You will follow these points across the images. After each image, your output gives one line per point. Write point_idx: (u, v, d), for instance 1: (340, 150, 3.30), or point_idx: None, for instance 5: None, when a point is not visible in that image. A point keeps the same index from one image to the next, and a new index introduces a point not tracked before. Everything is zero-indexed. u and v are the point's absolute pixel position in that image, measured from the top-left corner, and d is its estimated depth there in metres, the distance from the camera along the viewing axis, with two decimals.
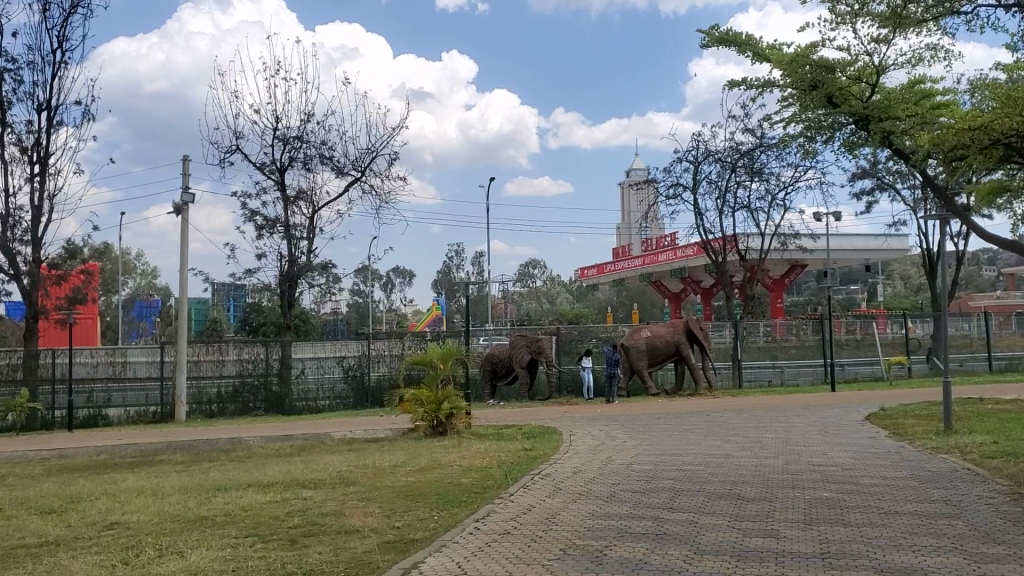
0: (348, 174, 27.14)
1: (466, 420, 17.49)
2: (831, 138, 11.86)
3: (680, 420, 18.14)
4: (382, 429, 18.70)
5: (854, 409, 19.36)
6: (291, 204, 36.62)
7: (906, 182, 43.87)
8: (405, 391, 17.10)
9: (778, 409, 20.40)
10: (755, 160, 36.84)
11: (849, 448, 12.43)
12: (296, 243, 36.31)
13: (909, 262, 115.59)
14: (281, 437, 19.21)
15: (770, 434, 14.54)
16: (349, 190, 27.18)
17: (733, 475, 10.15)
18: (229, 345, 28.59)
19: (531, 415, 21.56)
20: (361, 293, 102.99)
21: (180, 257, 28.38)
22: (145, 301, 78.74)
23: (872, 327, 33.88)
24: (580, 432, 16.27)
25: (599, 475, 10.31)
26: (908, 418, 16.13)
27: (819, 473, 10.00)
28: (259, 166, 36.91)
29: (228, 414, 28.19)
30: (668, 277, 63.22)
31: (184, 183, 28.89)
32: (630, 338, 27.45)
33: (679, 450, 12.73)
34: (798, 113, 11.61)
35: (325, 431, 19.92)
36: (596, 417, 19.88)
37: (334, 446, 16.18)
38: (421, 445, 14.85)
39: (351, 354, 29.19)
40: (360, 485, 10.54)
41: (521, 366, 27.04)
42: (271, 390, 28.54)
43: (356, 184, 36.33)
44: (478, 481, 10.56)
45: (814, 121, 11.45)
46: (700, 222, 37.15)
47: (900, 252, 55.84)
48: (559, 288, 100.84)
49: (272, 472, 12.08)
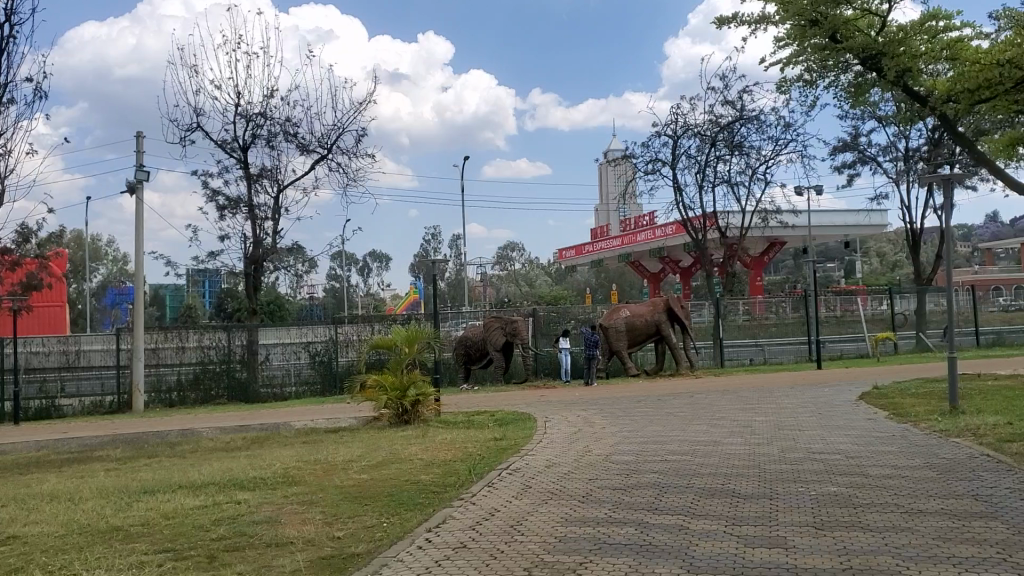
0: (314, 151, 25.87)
1: (434, 408, 16.30)
2: (836, 80, 10.82)
3: (663, 403, 17.02)
4: (346, 418, 17.45)
5: (846, 388, 18.34)
6: (254, 183, 35.21)
7: (887, 156, 43.00)
8: (367, 378, 15.81)
9: (765, 389, 19.35)
10: (735, 134, 35.71)
11: (850, 433, 11.33)
12: (261, 223, 34.95)
13: (886, 239, 115.43)
14: (237, 427, 17.91)
15: (762, 417, 13.44)
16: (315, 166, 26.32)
17: (725, 466, 9.02)
18: (189, 330, 27.21)
19: (506, 400, 20.38)
20: (337, 277, 101.36)
21: (136, 239, 26.95)
22: (115, 288, 76.61)
23: (854, 304, 33.05)
24: (557, 418, 15.10)
25: (575, 468, 9.14)
26: (905, 398, 15.09)
27: (822, 463, 8.89)
28: (220, 144, 35.45)
29: (189, 403, 26.85)
30: (647, 257, 62.24)
31: (137, 161, 27.36)
32: (608, 319, 26.31)
33: (663, 437, 11.58)
34: (799, 54, 10.54)
35: (285, 420, 18.63)
36: (574, 402, 18.74)
37: (290, 437, 14.93)
38: (383, 436, 13.61)
39: (318, 340, 27.92)
40: (304, 486, 9.30)
41: (495, 349, 25.84)
42: (234, 377, 27.23)
43: (322, 162, 35.02)
44: (438, 478, 9.35)
45: (815, 62, 10.38)
46: (680, 197, 36.03)
47: (881, 228, 55.06)
48: (538, 270, 99.67)
49: (211, 470, 10.82)
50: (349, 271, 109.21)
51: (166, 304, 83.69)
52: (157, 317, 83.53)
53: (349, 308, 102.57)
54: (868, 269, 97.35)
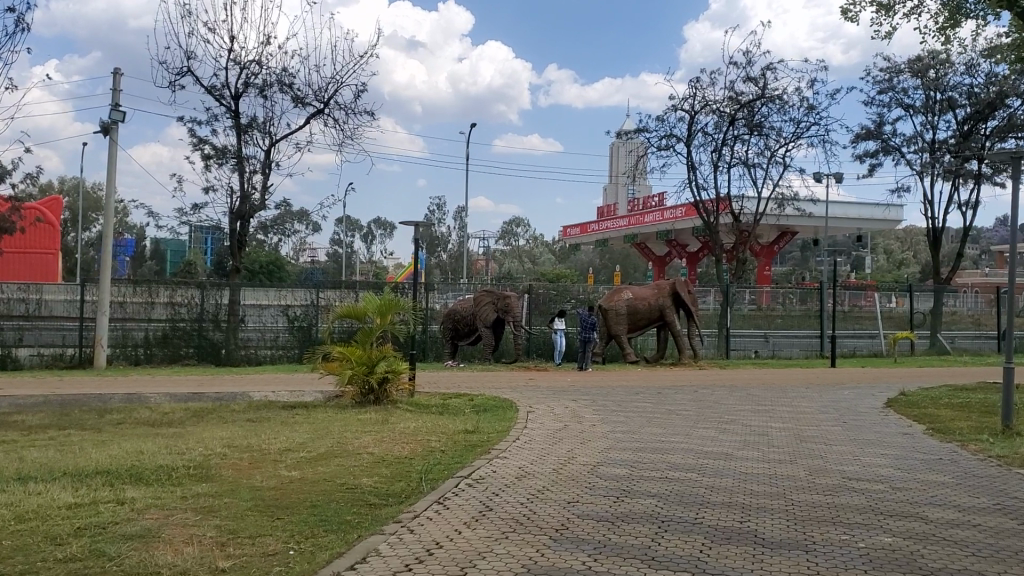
0: (308, 104, 23.77)
1: (407, 389, 14.38)
2: None
3: (664, 397, 15.10)
4: (309, 392, 15.56)
5: (868, 392, 16.41)
6: (244, 134, 33.25)
7: (911, 147, 40.97)
8: (332, 349, 13.89)
9: (777, 387, 17.50)
10: (755, 113, 33.66)
11: (886, 451, 9.42)
12: (249, 176, 32.99)
13: (895, 236, 113.33)
14: (189, 396, 16.06)
15: (778, 425, 11.51)
16: (310, 121, 24.42)
17: (740, 493, 7.12)
18: (160, 285, 25.36)
19: (492, 382, 18.53)
20: (338, 242, 99.48)
21: (108, 182, 25.02)
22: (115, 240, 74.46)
23: (858, 300, 31.09)
24: (541, 409, 13.17)
25: (551, 484, 7.28)
26: (940, 409, 13.18)
27: (865, 497, 7.03)
28: (210, 91, 33.50)
29: (156, 362, 25.02)
30: (653, 239, 60.24)
31: (113, 100, 25.37)
32: (608, 300, 24.44)
33: (663, 443, 9.68)
34: None
35: (243, 390, 16.77)
36: (565, 389, 16.85)
37: (237, 413, 13.08)
38: (338, 418, 11.77)
39: (297, 304, 26.02)
40: (213, 486, 7.44)
41: (485, 325, 24.01)
42: (206, 338, 25.40)
43: (318, 117, 33.11)
44: (382, 484, 7.48)
45: None
46: (693, 176, 34.02)
47: (898, 223, 52.96)
48: (542, 247, 97.77)
49: (118, 451, 8.99)
50: (353, 237, 107.17)
51: (166, 259, 81.60)
52: (154, 270, 81.90)
53: (348, 273, 100.75)
54: (874, 266, 95.40)
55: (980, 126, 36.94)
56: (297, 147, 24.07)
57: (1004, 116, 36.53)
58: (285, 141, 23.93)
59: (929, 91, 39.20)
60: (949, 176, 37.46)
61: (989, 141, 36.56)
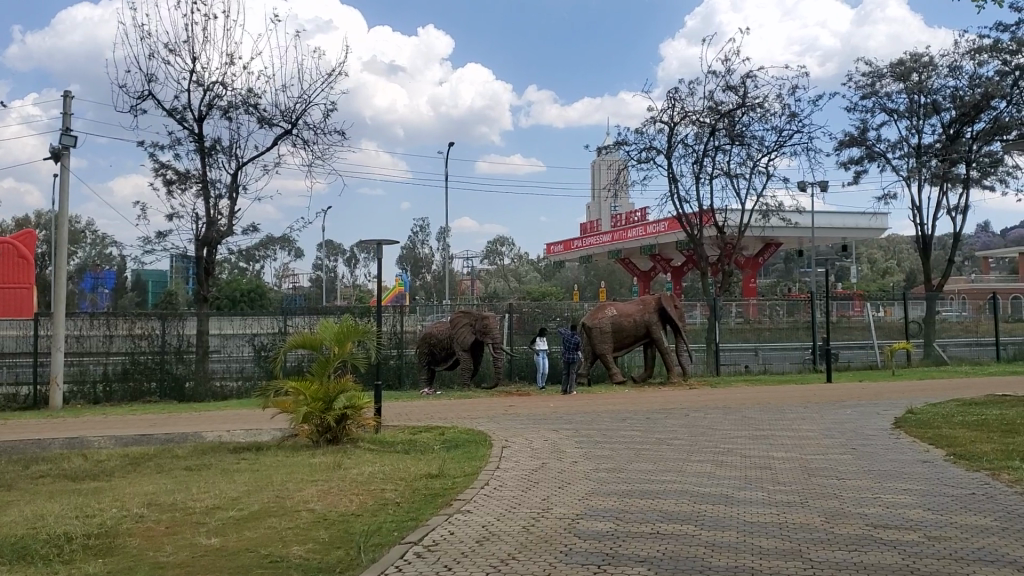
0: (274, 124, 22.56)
1: (371, 426, 13.11)
2: None
3: (652, 423, 13.82)
4: (267, 432, 14.26)
5: (873, 410, 15.21)
6: (208, 157, 31.99)
7: (897, 151, 40.09)
8: (284, 384, 12.58)
9: (773, 407, 16.30)
10: (736, 122, 32.61)
11: (909, 487, 8.16)
12: (215, 201, 31.73)
13: (878, 244, 112.86)
14: (137, 439, 14.71)
15: (781, 455, 10.25)
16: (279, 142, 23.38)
17: (747, 553, 5.85)
18: (118, 317, 23.93)
19: (469, 411, 17.24)
20: (320, 267, 98.07)
21: (61, 210, 23.63)
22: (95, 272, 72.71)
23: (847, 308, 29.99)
24: (517, 443, 11.88)
25: (519, 550, 6.00)
26: (956, 429, 12.01)
27: (902, 555, 5.76)
28: (172, 113, 32.28)
29: (116, 399, 23.51)
30: (638, 254, 59.23)
31: (63, 124, 24.02)
32: (592, 318, 23.27)
33: (652, 484, 8.42)
34: None
35: (196, 430, 15.43)
36: (546, 416, 15.55)
37: (180, 459, 11.74)
38: (287, 465, 10.49)
39: (264, 332, 24.65)
40: (110, 564, 6.12)
41: (462, 349, 22.75)
42: (168, 372, 23.97)
43: (285, 138, 31.92)
44: (316, 556, 6.19)
45: None
46: (675, 189, 32.92)
47: (884, 230, 52.06)
48: (528, 267, 96.82)
49: (12, 518, 7.65)
50: (335, 261, 105.88)
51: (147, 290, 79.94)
52: (136, 303, 80.23)
53: (331, 298, 99.35)
54: (859, 275, 94.78)
55: (966, 129, 36.01)
56: (264, 169, 22.49)
57: (990, 119, 35.62)
58: (252, 163, 22.95)
59: (914, 95, 38.36)
60: (936, 181, 36.49)
61: (975, 144, 35.65)
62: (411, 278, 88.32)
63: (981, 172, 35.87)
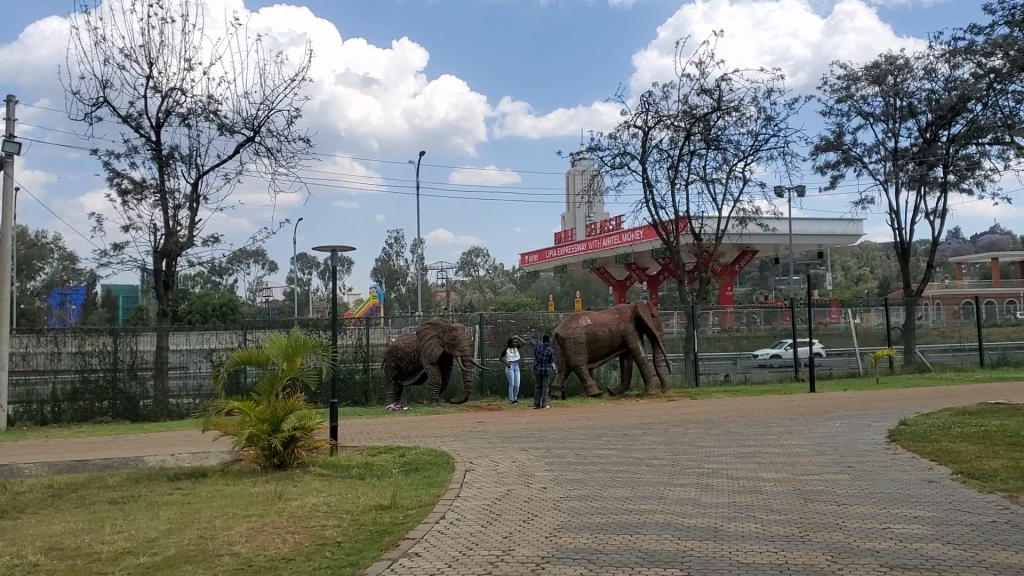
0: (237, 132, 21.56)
1: (323, 449, 12.04)
2: None
3: (629, 440, 12.86)
4: (213, 456, 13.15)
5: (861, 421, 14.34)
6: (166, 166, 30.80)
7: (873, 155, 39.55)
8: (226, 404, 11.49)
9: (756, 419, 15.39)
10: (711, 126, 31.85)
11: (922, 514, 7.21)
12: (173, 212, 30.52)
13: (850, 252, 112.99)
14: (71, 465, 13.53)
15: (772, 477, 9.27)
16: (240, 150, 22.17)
17: None
18: (67, 333, 22.55)
19: (435, 428, 16.21)
20: (293, 281, 96.70)
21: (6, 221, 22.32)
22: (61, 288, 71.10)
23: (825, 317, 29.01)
24: (482, 465, 10.82)
25: None
26: (955, 443, 11.13)
27: None
28: (127, 121, 31.08)
29: (65, 420, 22.13)
30: (613, 264, 58.44)
31: (7, 131, 22.73)
32: (565, 328, 22.28)
33: (631, 516, 7.41)
34: None
35: (138, 455, 14.25)
36: (516, 433, 14.52)
37: (109, 489, 10.59)
38: (225, 496, 9.39)
39: (222, 347, 23.39)
40: None
41: (431, 362, 21.65)
42: (121, 389, 22.66)
43: (247, 146, 30.79)
44: None
45: None
46: (650, 196, 32.06)
47: (859, 236, 51.56)
48: (503, 279, 96.07)
49: None
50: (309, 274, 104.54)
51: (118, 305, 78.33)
52: (106, 318, 78.34)
53: (304, 312, 97.93)
54: (833, 282, 94.88)
55: (942, 132, 35.52)
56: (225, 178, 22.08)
57: (967, 121, 35.06)
58: (214, 172, 22.02)
59: (889, 98, 37.81)
60: (913, 185, 35.86)
61: (952, 147, 35.06)
62: (386, 291, 87.14)
63: (958, 175, 35.26)
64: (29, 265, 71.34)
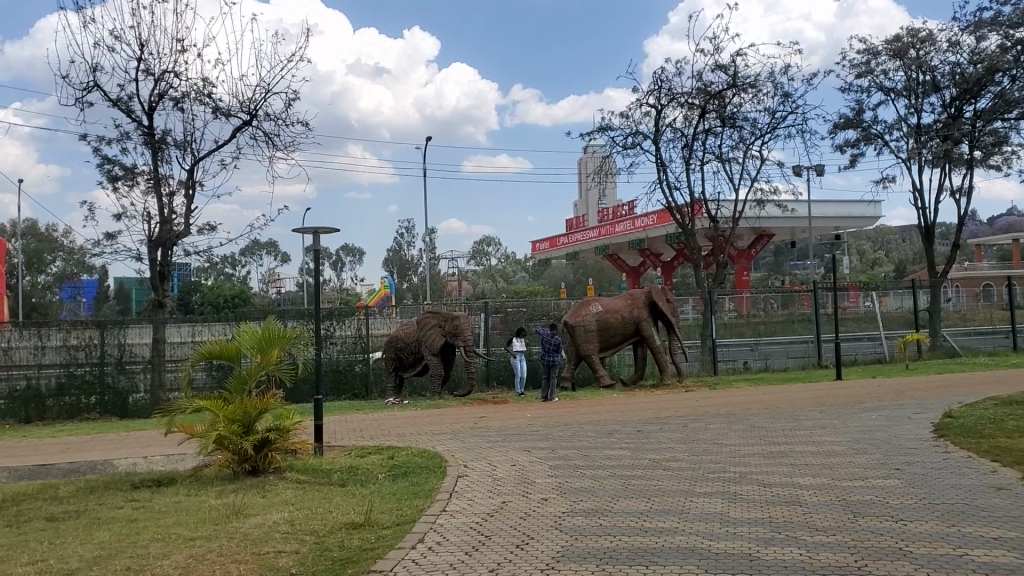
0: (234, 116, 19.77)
1: (302, 451, 10.85)
2: None
3: (644, 438, 11.57)
4: (188, 460, 11.91)
5: (899, 414, 13.00)
6: (159, 151, 29.54)
7: (895, 132, 38.02)
8: (192, 401, 10.29)
9: (781, 412, 14.06)
10: (727, 103, 30.40)
11: (1002, 535, 5.91)
12: (166, 199, 29.31)
13: (868, 235, 111.30)
14: (34, 471, 12.30)
15: (811, 484, 7.95)
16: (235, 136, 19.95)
17: None
18: (53, 326, 21.20)
19: (433, 424, 14.96)
20: (304, 272, 95.53)
21: None
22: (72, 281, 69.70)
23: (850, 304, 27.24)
24: (477, 470, 9.55)
25: None
26: (1013, 440, 9.79)
27: None
28: (117, 105, 29.86)
29: (51, 418, 20.81)
30: (625, 249, 57.07)
31: None
32: (575, 316, 20.97)
33: (647, 538, 6.13)
34: None
35: (109, 458, 13.00)
36: (521, 430, 13.28)
37: (60, 500, 9.37)
38: (182, 510, 8.16)
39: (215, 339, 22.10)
40: None
41: (432, 353, 20.43)
42: (109, 385, 21.35)
43: (245, 130, 29.49)
44: None
45: None
46: (663, 176, 30.65)
47: (878, 218, 49.98)
48: (516, 268, 94.89)
49: None
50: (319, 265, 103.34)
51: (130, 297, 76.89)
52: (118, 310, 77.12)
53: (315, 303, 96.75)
54: (850, 267, 93.23)
55: (967, 107, 33.86)
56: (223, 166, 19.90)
57: (994, 95, 33.28)
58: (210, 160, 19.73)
59: (912, 72, 36.19)
60: (938, 163, 34.21)
61: (978, 122, 33.36)
62: (397, 281, 85.80)
63: (985, 152, 33.51)
64: (38, 258, 69.87)
